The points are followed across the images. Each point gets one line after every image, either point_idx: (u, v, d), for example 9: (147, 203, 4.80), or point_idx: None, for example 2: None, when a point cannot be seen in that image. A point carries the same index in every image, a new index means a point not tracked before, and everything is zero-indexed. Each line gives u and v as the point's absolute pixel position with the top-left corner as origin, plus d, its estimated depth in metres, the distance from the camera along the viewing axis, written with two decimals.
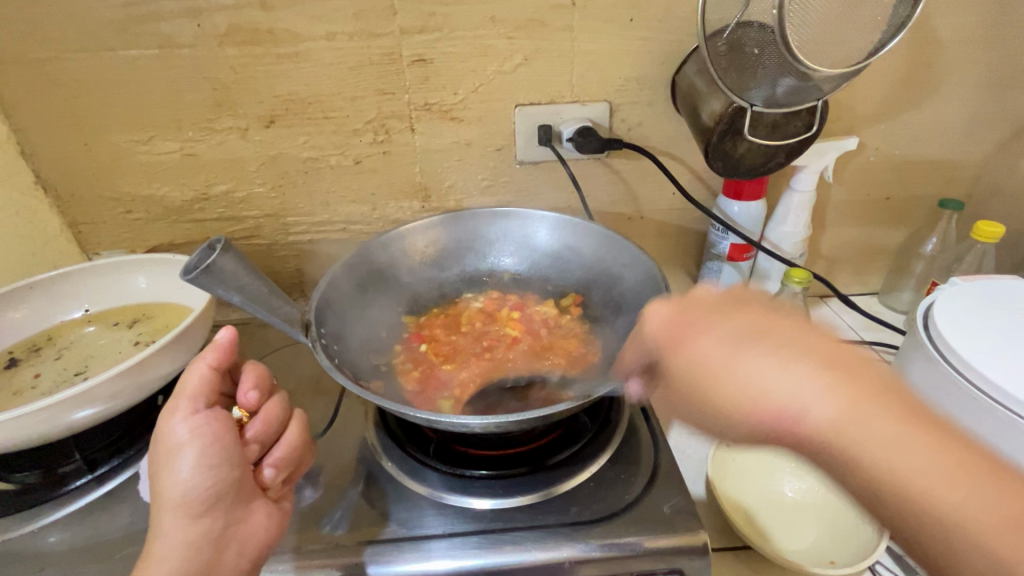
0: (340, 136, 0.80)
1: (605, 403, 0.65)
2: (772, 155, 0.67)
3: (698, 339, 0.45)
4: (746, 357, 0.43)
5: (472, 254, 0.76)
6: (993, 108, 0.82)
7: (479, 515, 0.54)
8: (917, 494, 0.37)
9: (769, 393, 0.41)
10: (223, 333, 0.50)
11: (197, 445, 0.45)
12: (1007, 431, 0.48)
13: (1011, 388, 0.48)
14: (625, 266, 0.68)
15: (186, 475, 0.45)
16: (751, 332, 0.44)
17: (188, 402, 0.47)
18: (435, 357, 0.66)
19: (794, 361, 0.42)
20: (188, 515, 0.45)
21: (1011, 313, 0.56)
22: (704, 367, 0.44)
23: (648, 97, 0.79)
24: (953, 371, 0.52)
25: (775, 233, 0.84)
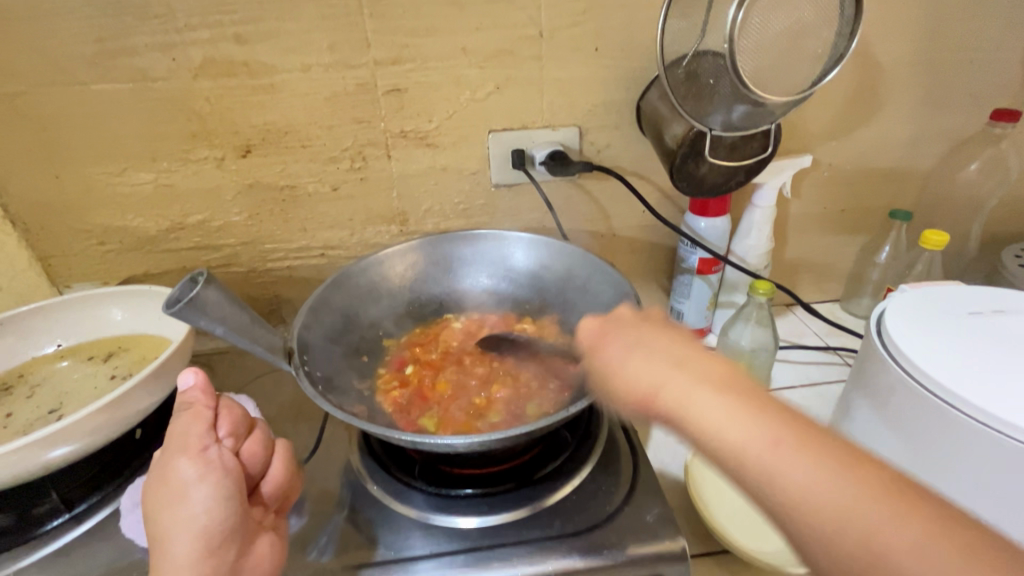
0: (317, 164, 0.81)
1: (584, 417, 0.67)
2: (731, 174, 0.71)
3: (606, 343, 0.49)
4: (632, 356, 0.45)
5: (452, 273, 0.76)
6: (934, 126, 0.88)
7: (466, 533, 0.55)
8: (765, 479, 0.36)
9: (639, 378, 0.44)
10: (191, 376, 0.53)
11: (215, 476, 0.46)
12: (953, 427, 0.52)
13: (956, 387, 0.52)
14: (598, 283, 0.69)
15: (203, 508, 0.45)
16: (641, 341, 0.46)
17: (186, 442, 0.48)
18: (417, 378, 0.66)
19: (659, 358, 0.44)
20: (204, 549, 0.44)
21: (956, 317, 0.60)
22: (604, 365, 0.47)
23: (615, 121, 0.83)
24: (902, 372, 0.56)
25: (740, 247, 0.87)
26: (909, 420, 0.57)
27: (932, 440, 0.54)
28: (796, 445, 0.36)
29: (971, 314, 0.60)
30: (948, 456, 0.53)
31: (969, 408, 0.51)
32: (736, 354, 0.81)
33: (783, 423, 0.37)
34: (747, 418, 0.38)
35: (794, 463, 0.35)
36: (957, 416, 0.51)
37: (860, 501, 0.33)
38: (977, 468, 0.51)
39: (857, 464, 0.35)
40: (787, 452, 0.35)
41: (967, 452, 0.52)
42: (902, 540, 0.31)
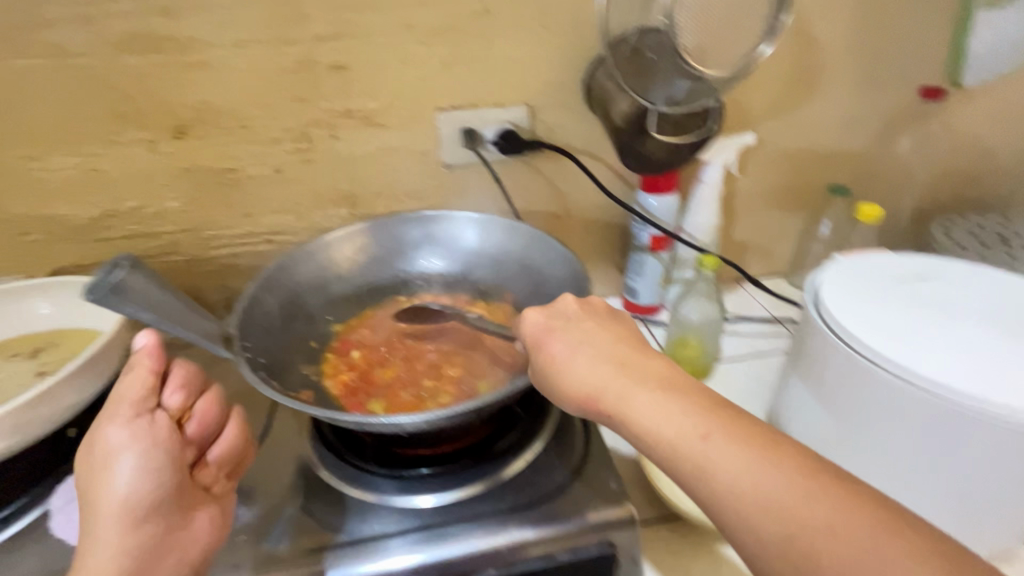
0: (258, 145, 0.78)
1: (537, 391, 0.66)
2: (678, 152, 0.71)
3: (551, 342, 0.54)
4: (577, 356, 0.51)
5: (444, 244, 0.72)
6: (870, 104, 0.91)
7: (422, 512, 0.55)
8: (693, 465, 0.42)
9: (581, 378, 0.50)
10: (145, 337, 0.53)
11: (139, 447, 0.49)
12: (877, 384, 0.56)
13: (879, 348, 0.56)
14: (554, 262, 0.67)
15: (127, 478, 0.48)
16: (577, 338, 0.53)
17: (123, 411, 0.50)
18: (366, 362, 0.63)
19: (600, 359, 0.51)
20: (127, 522, 0.47)
21: (881, 284, 0.63)
22: (551, 361, 0.52)
23: (566, 100, 0.82)
24: (833, 337, 0.59)
25: (690, 224, 0.89)
26: (834, 382, 0.60)
27: (860, 398, 0.58)
28: (723, 437, 0.42)
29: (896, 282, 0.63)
30: (867, 413, 0.58)
31: (890, 366, 0.55)
32: (686, 328, 0.83)
33: (711, 417, 0.44)
34: (677, 412, 0.45)
35: (716, 447, 0.42)
36: (880, 374, 0.55)
37: (769, 479, 0.39)
38: (893, 420, 0.56)
39: (773, 447, 0.41)
40: (710, 440, 0.42)
41: (885, 407, 0.56)
42: (805, 513, 0.38)
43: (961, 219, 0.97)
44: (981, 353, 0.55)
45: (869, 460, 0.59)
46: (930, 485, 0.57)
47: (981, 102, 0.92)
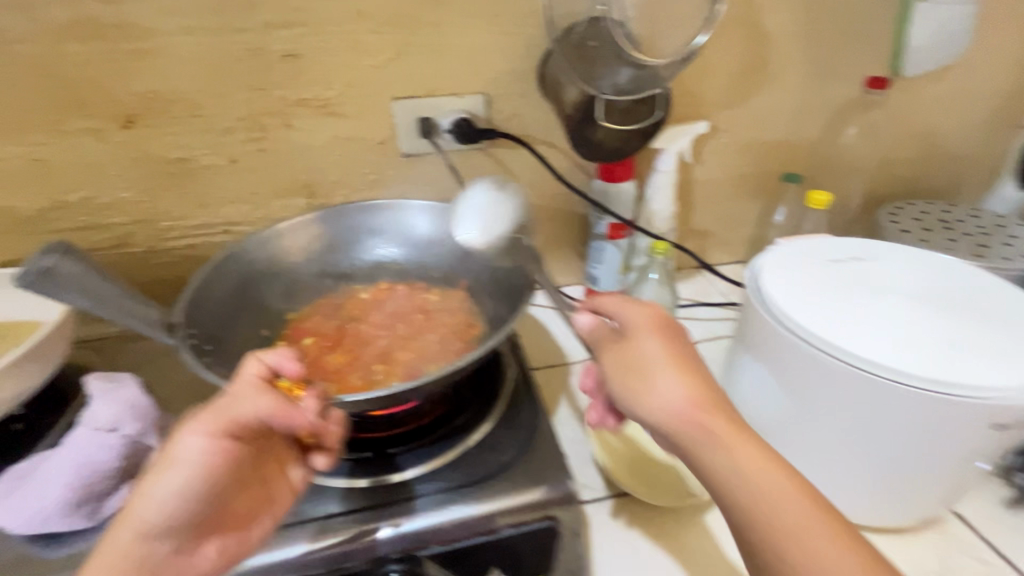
0: (210, 134, 0.77)
1: (489, 375, 0.66)
2: (628, 138, 0.73)
3: (646, 346, 0.50)
4: (677, 379, 0.48)
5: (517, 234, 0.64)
6: (820, 94, 0.94)
7: (365, 493, 0.55)
8: (788, 538, 0.41)
9: (685, 402, 0.47)
10: (291, 364, 0.47)
11: (194, 472, 0.45)
12: (807, 362, 0.54)
13: (805, 324, 0.54)
14: (506, 247, 0.68)
15: (166, 497, 0.44)
16: (672, 362, 0.49)
17: (200, 421, 0.46)
18: (320, 349, 0.63)
19: (702, 388, 0.48)
20: (148, 540, 0.44)
21: (818, 264, 0.61)
22: (647, 373, 0.49)
23: (522, 89, 0.83)
24: (762, 311, 0.58)
25: (646, 212, 0.91)
26: (766, 361, 0.59)
27: (793, 377, 0.56)
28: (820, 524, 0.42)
29: (833, 262, 0.61)
30: (797, 390, 0.56)
31: (813, 341, 0.53)
32: None
33: (810, 498, 0.43)
34: (775, 475, 0.44)
35: (816, 533, 0.41)
36: (802, 346, 0.54)
37: None
38: (821, 394, 0.54)
39: (860, 546, 0.41)
40: (810, 521, 0.42)
41: (813, 381, 0.54)
42: None
43: (907, 206, 1.00)
44: (911, 327, 0.53)
45: (802, 437, 0.57)
46: (869, 463, 0.55)
47: (923, 93, 0.96)
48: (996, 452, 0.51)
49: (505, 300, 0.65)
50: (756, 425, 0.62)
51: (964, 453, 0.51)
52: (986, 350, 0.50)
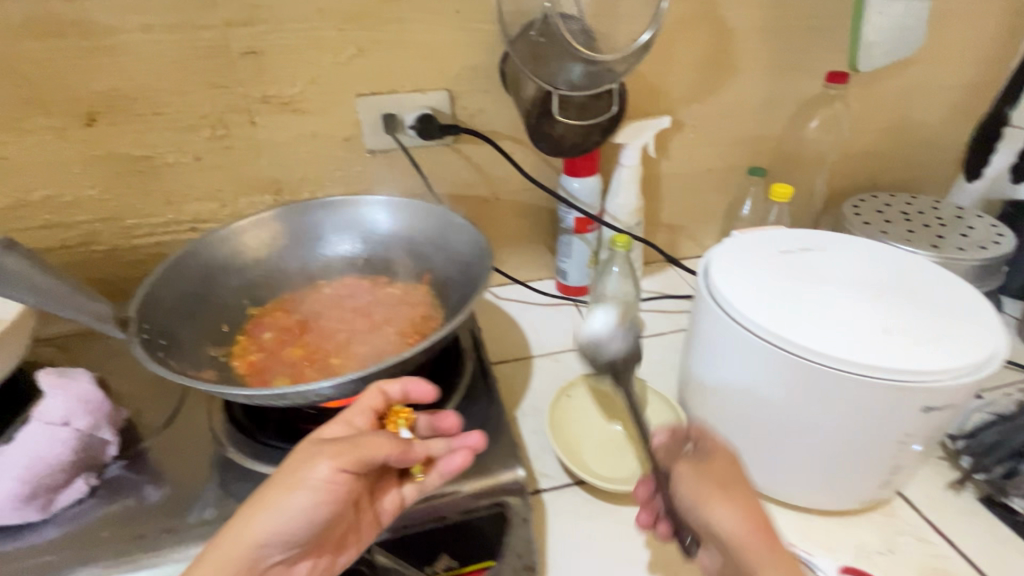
0: (174, 132, 0.78)
1: (449, 367, 0.66)
2: (587, 133, 0.74)
3: (714, 462, 0.50)
4: (736, 502, 0.47)
5: (619, 360, 0.69)
6: (783, 88, 0.95)
7: None
8: None
9: (740, 524, 0.46)
10: (422, 390, 0.54)
11: (317, 496, 0.46)
12: (753, 350, 0.55)
13: (751, 312, 0.55)
14: (461, 239, 0.68)
15: (288, 513, 0.46)
16: (739, 487, 0.48)
17: (335, 456, 0.47)
18: (278, 343, 0.63)
19: (751, 511, 0.47)
20: (260, 546, 0.46)
21: (767, 254, 0.62)
22: (708, 489, 0.48)
23: (486, 85, 0.84)
24: (710, 303, 0.59)
25: (612, 206, 0.92)
26: (715, 350, 0.59)
27: (740, 365, 0.57)
28: None
29: (782, 252, 0.62)
30: (745, 377, 0.57)
31: (759, 330, 0.54)
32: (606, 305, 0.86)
33: None
34: None
35: None
36: (746, 336, 0.55)
37: None
38: (766, 383, 0.55)
39: None
40: None
41: (757, 370, 0.55)
42: None
43: (870, 199, 1.02)
44: (854, 314, 0.54)
45: (751, 426, 0.58)
46: (813, 447, 0.56)
47: (884, 88, 0.98)
48: (930, 433, 0.52)
49: (459, 291, 0.67)
50: (709, 415, 0.63)
51: (900, 436, 0.52)
52: (918, 335, 0.51)
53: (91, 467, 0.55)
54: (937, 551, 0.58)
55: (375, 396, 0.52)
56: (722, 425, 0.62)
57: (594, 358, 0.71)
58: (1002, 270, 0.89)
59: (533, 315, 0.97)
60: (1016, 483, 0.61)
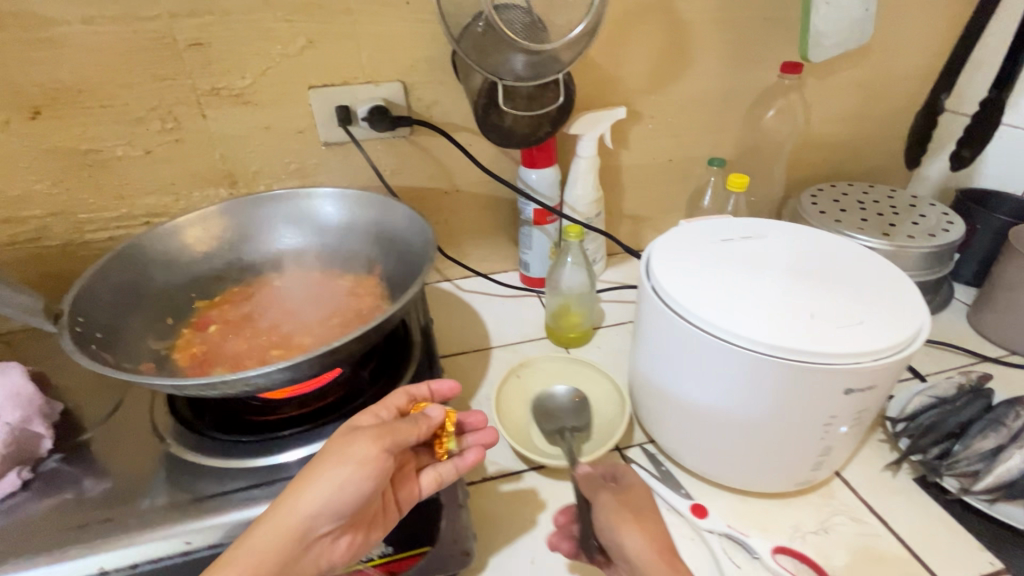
0: (123, 125, 0.77)
1: (396, 360, 0.67)
2: (537, 124, 0.75)
3: (633, 492, 0.54)
4: (645, 526, 0.50)
5: (571, 427, 0.70)
6: (740, 79, 0.96)
7: (255, 472, 0.55)
8: None
9: (644, 542, 0.49)
10: (447, 385, 0.60)
11: (365, 474, 0.46)
12: (688, 338, 0.55)
13: (686, 299, 0.55)
14: (407, 228, 0.69)
15: (335, 490, 0.46)
16: (646, 510, 0.52)
17: (379, 437, 0.48)
18: (222, 336, 0.63)
19: (656, 534, 0.50)
20: (306, 524, 0.46)
21: (707, 243, 0.63)
22: (621, 515, 0.52)
23: (440, 76, 0.84)
24: (649, 290, 0.59)
25: (570, 198, 0.93)
26: (655, 338, 0.60)
27: (677, 352, 0.57)
28: None
29: (722, 241, 0.63)
30: (682, 364, 0.57)
31: (693, 316, 0.54)
32: (563, 294, 0.87)
33: None
34: None
35: None
36: (680, 323, 0.55)
37: None
38: (703, 369, 0.56)
39: None
40: None
41: (693, 356, 0.56)
42: None
43: (828, 188, 1.03)
44: (786, 300, 0.54)
45: (689, 411, 0.59)
46: (748, 432, 0.56)
47: (841, 78, 0.99)
48: (855, 415, 0.54)
49: (404, 280, 0.67)
50: (652, 401, 0.64)
51: (825, 418, 0.53)
52: (842, 319, 0.52)
53: (23, 461, 0.56)
54: (870, 530, 0.59)
55: (403, 395, 0.56)
56: (665, 412, 0.62)
57: (548, 425, 0.71)
58: (952, 257, 0.91)
59: (495, 307, 0.98)
60: (949, 463, 0.62)
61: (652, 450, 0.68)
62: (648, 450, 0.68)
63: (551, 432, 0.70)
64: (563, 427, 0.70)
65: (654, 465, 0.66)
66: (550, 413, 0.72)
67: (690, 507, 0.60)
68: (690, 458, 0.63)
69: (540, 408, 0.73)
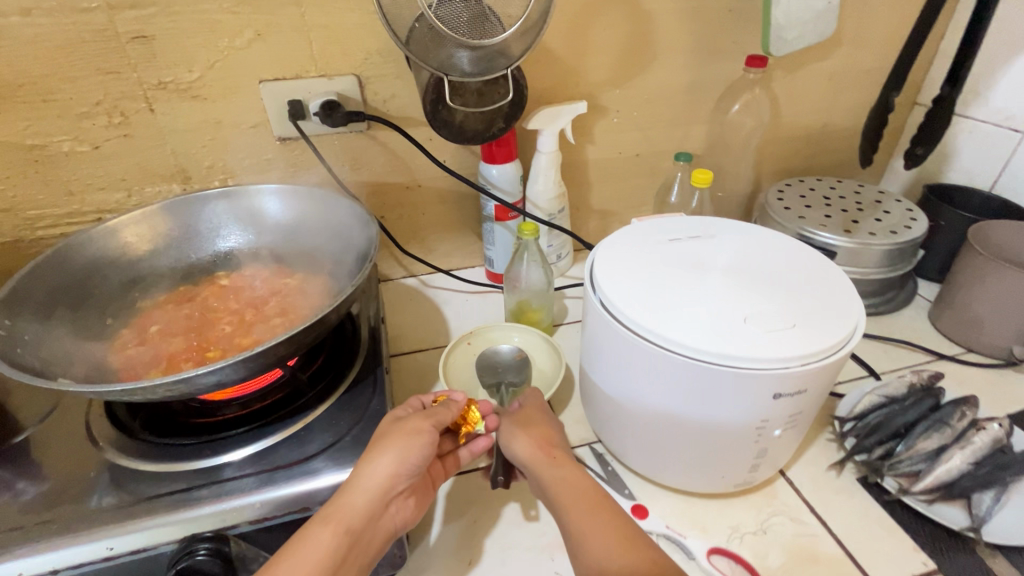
0: (67, 120, 0.75)
1: (340, 359, 0.67)
2: (490, 120, 0.74)
3: (533, 410, 0.64)
4: (522, 430, 0.60)
5: (509, 382, 0.75)
6: (707, 72, 0.94)
7: (187, 475, 0.55)
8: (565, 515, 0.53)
9: (521, 442, 0.59)
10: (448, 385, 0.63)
11: (429, 446, 0.53)
12: (623, 342, 0.54)
13: (619, 301, 0.55)
14: (349, 223, 0.70)
15: (411, 459, 0.51)
16: (543, 419, 0.63)
17: (426, 417, 0.55)
18: (160, 337, 0.62)
19: (531, 432, 0.60)
20: (387, 490, 0.50)
21: (650, 243, 0.62)
22: (508, 425, 0.62)
23: (396, 70, 0.82)
24: (590, 293, 0.59)
25: (532, 193, 0.92)
26: (595, 341, 0.59)
27: (615, 357, 0.57)
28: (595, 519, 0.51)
29: (664, 241, 0.63)
30: (619, 368, 0.57)
31: (627, 320, 0.54)
32: (522, 292, 0.87)
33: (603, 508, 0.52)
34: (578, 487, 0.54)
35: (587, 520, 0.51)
36: (616, 328, 0.55)
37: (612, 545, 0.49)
38: (639, 375, 0.55)
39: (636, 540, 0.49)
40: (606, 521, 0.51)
41: (630, 361, 0.55)
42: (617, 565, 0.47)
43: (796, 183, 1.03)
44: (721, 303, 0.54)
45: (628, 413, 0.59)
46: (684, 436, 0.56)
47: (808, 71, 0.98)
48: (787, 418, 0.54)
49: (345, 274, 0.67)
50: (597, 403, 0.63)
51: (757, 421, 0.53)
52: (773, 322, 0.52)
53: None
54: (808, 530, 0.60)
55: (417, 399, 0.60)
56: (607, 414, 0.62)
57: (488, 378, 0.76)
58: (915, 254, 0.91)
59: (458, 303, 0.97)
60: (890, 464, 0.63)
61: (600, 449, 0.68)
62: (596, 450, 0.69)
63: (490, 384, 0.75)
64: (501, 381, 0.75)
65: (601, 466, 0.67)
66: (492, 367, 0.77)
67: (632, 508, 0.61)
68: (632, 459, 0.63)
69: (483, 363, 0.78)
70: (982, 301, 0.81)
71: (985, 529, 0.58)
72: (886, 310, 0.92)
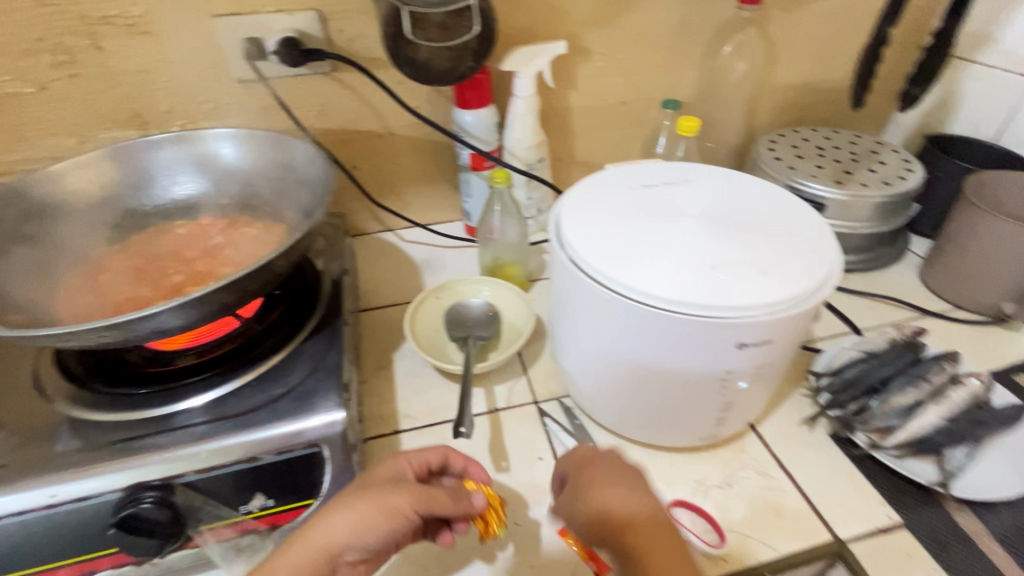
0: (8, 58, 0.71)
1: (297, 311, 0.65)
2: (458, 58, 0.69)
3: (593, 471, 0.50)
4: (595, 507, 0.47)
5: (477, 336, 0.72)
6: (697, 10, 0.88)
7: (132, 424, 0.54)
8: None
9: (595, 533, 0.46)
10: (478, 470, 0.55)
11: (392, 526, 0.47)
12: (585, 291, 0.52)
13: (581, 250, 0.52)
14: (304, 164, 0.67)
15: (365, 535, 0.46)
16: (611, 483, 0.48)
17: (419, 495, 0.49)
18: (106, 286, 0.60)
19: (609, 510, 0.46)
20: (332, 554, 0.46)
21: (619, 189, 0.59)
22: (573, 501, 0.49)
23: (359, 4, 0.76)
24: (557, 245, 0.55)
25: (508, 141, 0.87)
26: (561, 293, 0.57)
27: (579, 309, 0.54)
28: None
29: (634, 186, 0.59)
30: (583, 319, 0.55)
31: (588, 269, 0.51)
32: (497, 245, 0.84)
33: None
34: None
35: None
36: (581, 279, 0.51)
37: None
38: (602, 326, 0.53)
39: None
40: None
41: (592, 312, 0.53)
42: None
43: (789, 134, 0.98)
44: (690, 251, 0.51)
45: (593, 367, 0.57)
46: (648, 388, 0.55)
47: (806, 10, 0.91)
48: (753, 369, 0.51)
49: (297, 218, 0.64)
50: (563, 357, 0.61)
51: (721, 372, 0.51)
52: (740, 268, 0.49)
53: None
54: (775, 485, 0.59)
55: (439, 455, 0.54)
56: (573, 368, 0.60)
57: (456, 331, 0.73)
58: (909, 208, 0.86)
59: (434, 258, 0.94)
60: (863, 419, 0.62)
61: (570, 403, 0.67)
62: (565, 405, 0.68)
63: (457, 337, 0.72)
64: (469, 334, 0.72)
65: (569, 421, 0.66)
66: (461, 321, 0.75)
67: None
68: (600, 414, 0.61)
69: (452, 317, 0.75)
70: (974, 255, 0.78)
71: (955, 484, 0.57)
72: (875, 267, 0.89)
